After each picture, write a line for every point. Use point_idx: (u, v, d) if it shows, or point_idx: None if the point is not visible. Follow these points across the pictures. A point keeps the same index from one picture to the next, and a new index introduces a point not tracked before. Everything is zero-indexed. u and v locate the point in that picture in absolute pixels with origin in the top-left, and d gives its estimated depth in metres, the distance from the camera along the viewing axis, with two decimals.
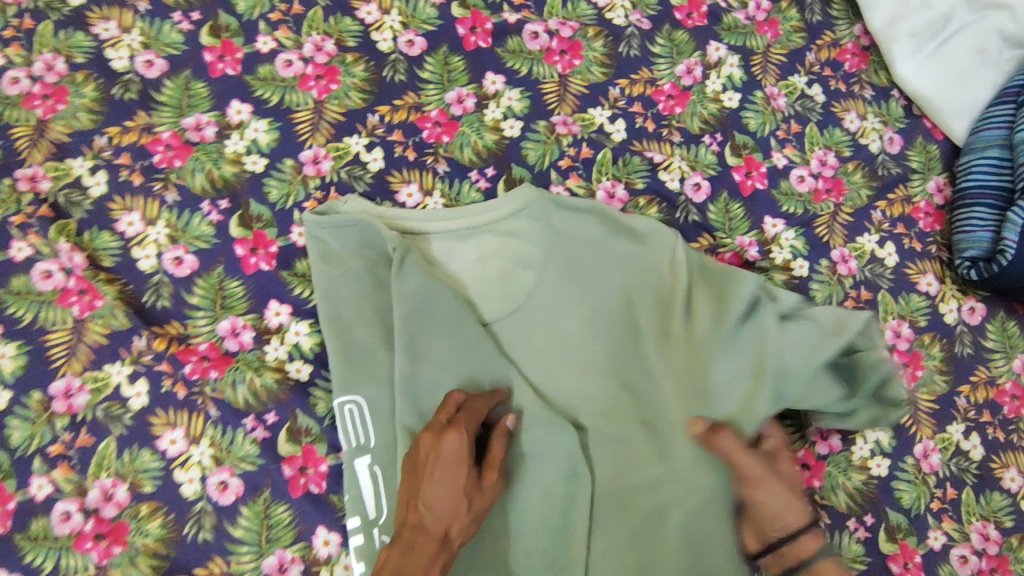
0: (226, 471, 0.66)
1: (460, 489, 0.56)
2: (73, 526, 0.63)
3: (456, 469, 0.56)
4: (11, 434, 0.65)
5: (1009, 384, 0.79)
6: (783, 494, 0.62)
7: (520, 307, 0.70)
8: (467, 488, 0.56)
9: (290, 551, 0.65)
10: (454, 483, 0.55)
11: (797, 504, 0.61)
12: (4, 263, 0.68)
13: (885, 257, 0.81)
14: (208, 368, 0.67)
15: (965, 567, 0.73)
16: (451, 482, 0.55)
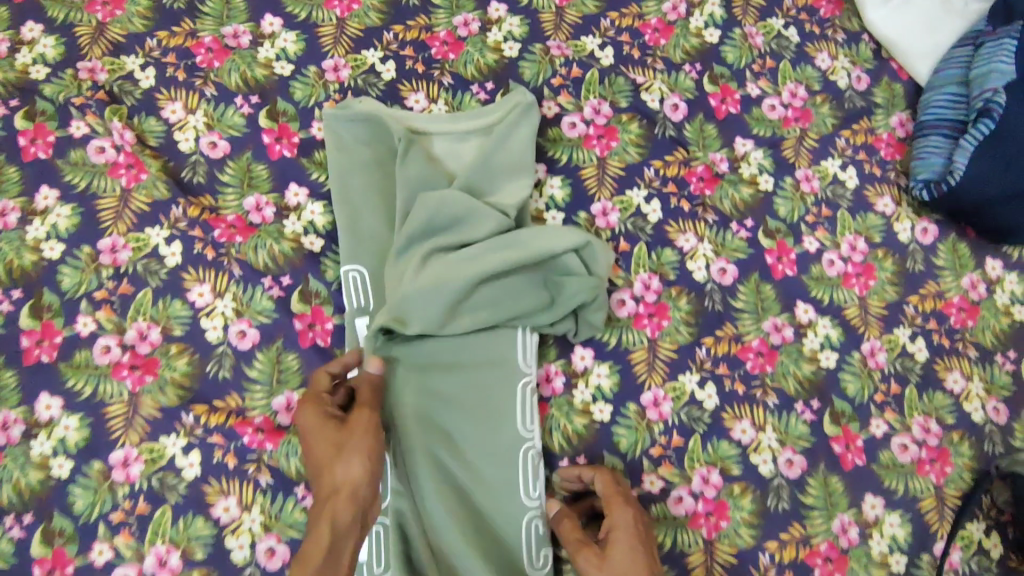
0: (245, 321, 0.75)
1: (326, 447, 0.61)
2: (112, 357, 0.73)
3: (316, 432, 0.63)
4: (63, 279, 0.75)
5: (957, 298, 0.87)
6: None
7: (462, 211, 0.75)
8: (335, 437, 0.62)
9: (297, 394, 0.74)
10: (316, 442, 0.62)
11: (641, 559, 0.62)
12: (65, 138, 0.79)
13: (846, 179, 0.89)
14: (234, 234, 0.77)
15: (905, 454, 0.80)
16: (316, 443, 0.62)
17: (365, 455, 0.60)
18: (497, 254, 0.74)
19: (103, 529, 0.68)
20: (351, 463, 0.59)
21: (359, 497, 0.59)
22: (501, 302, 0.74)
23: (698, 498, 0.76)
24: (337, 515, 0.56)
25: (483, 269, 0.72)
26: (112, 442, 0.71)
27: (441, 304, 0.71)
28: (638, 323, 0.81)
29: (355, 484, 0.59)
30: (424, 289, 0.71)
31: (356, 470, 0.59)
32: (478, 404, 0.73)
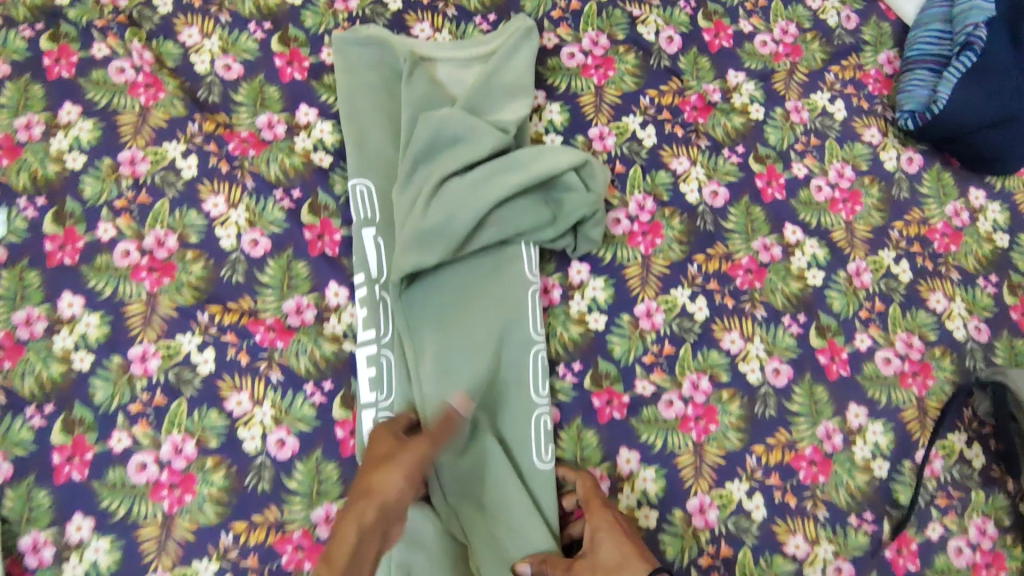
0: (257, 231, 0.79)
1: (381, 453, 0.65)
2: (131, 260, 0.77)
3: (380, 441, 0.67)
4: (85, 188, 0.78)
5: (940, 224, 0.90)
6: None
7: (463, 131, 0.77)
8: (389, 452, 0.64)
9: (306, 299, 0.78)
10: (378, 446, 0.66)
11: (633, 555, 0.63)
12: (87, 59, 0.83)
13: (835, 112, 0.92)
14: (248, 148, 0.81)
15: (888, 367, 0.83)
16: (376, 449, 0.66)
17: (408, 471, 0.61)
18: (499, 173, 0.76)
19: (122, 419, 0.73)
20: (392, 473, 0.61)
21: (389, 510, 0.59)
22: (505, 220, 0.77)
23: (688, 403, 0.79)
24: (362, 519, 0.57)
25: (488, 189, 0.75)
26: (131, 339, 0.75)
27: (447, 221, 0.74)
28: (632, 241, 0.84)
29: (387, 497, 0.59)
30: (433, 210, 0.75)
31: (394, 484, 0.60)
32: (485, 317, 0.77)
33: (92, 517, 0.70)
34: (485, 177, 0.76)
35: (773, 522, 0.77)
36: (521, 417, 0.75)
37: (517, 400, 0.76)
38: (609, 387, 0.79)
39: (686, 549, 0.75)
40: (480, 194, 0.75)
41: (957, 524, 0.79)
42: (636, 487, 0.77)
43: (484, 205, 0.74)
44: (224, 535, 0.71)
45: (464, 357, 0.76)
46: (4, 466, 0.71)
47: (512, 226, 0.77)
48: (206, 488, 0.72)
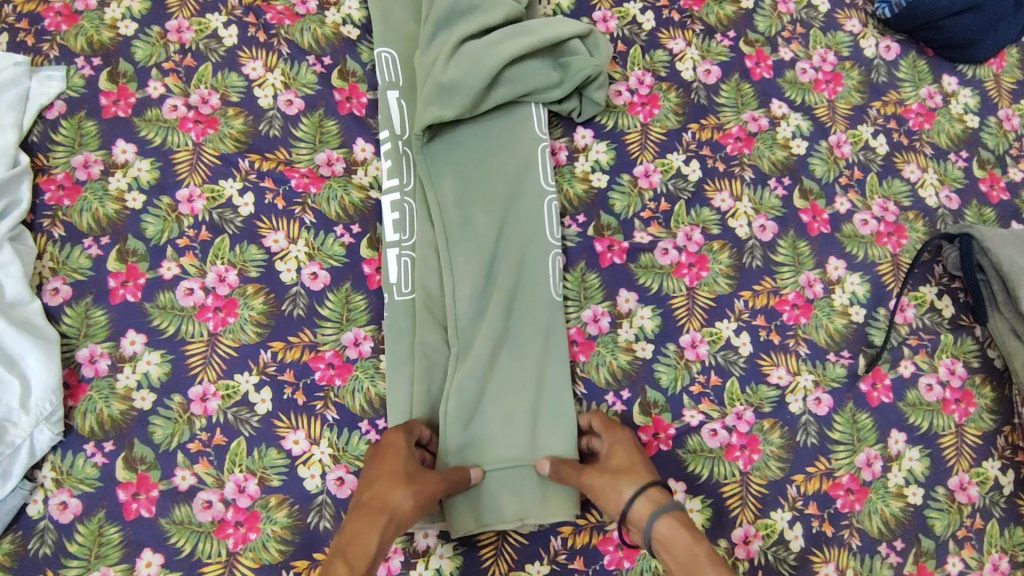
0: (292, 93, 0.87)
1: (401, 469, 0.68)
2: (179, 114, 0.85)
3: (396, 455, 0.69)
4: (136, 52, 0.87)
5: (915, 105, 0.98)
6: (604, 482, 0.70)
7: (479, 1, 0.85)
8: (409, 468, 0.68)
9: (336, 153, 0.86)
10: (394, 460, 0.69)
11: (639, 467, 0.71)
12: None
13: (819, 5, 1.01)
14: (284, 19, 0.89)
15: (866, 227, 0.90)
16: (392, 463, 0.69)
17: (422, 498, 0.67)
18: (513, 37, 0.84)
19: (171, 251, 0.80)
20: (411, 495, 0.66)
21: (403, 523, 0.65)
22: (518, 80, 0.85)
23: (682, 252, 0.87)
24: (385, 529, 0.63)
25: (501, 50, 0.83)
26: (178, 182, 0.82)
27: (465, 78, 0.82)
28: (632, 110, 0.92)
29: (401, 518, 0.65)
30: (453, 69, 0.83)
31: (407, 500, 0.65)
32: (501, 179, 0.84)
33: (144, 334, 0.77)
34: (500, 41, 0.84)
35: (758, 356, 0.83)
36: (538, 259, 0.82)
37: (536, 248, 0.83)
38: (610, 236, 0.86)
39: (679, 378, 0.82)
40: (496, 54, 0.83)
41: (927, 363, 0.86)
42: (634, 324, 0.84)
43: (498, 63, 0.82)
44: (263, 352, 0.78)
45: (482, 206, 0.83)
46: (64, 288, 0.78)
47: (525, 87, 0.85)
48: (247, 312, 0.79)
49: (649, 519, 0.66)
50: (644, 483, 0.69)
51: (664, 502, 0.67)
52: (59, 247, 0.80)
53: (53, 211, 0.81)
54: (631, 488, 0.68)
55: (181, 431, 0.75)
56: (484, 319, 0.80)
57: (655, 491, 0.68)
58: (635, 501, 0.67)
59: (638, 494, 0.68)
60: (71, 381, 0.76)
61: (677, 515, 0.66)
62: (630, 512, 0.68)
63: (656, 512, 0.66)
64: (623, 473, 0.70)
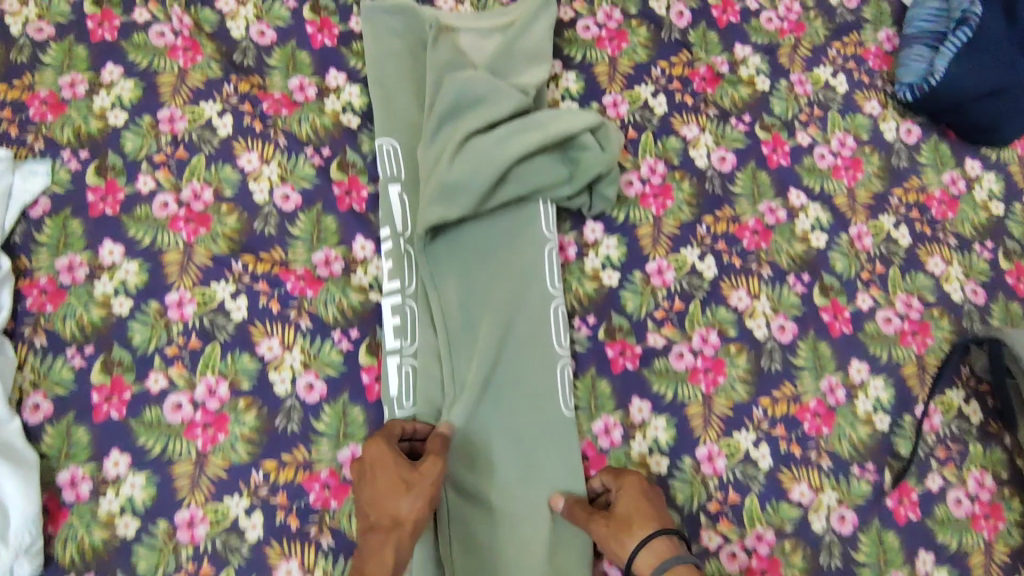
0: (289, 186, 0.83)
1: (395, 478, 0.66)
2: (169, 212, 0.80)
3: (385, 466, 0.67)
4: (126, 143, 0.83)
5: (938, 192, 0.94)
6: (608, 531, 0.69)
7: (484, 94, 0.82)
8: (405, 474, 0.66)
9: (334, 252, 0.82)
10: (386, 471, 0.67)
11: (646, 514, 0.69)
12: (128, 24, 0.87)
13: (837, 85, 0.97)
14: (281, 108, 0.85)
15: (889, 325, 0.87)
16: (384, 476, 0.66)
17: (428, 500, 0.65)
18: (519, 133, 0.80)
19: (158, 361, 0.76)
20: (416, 501, 0.65)
21: (418, 529, 0.65)
22: (524, 179, 0.81)
23: (698, 355, 0.82)
24: (401, 542, 0.63)
25: (506, 149, 0.79)
26: (168, 286, 0.78)
27: (468, 177, 0.78)
28: (644, 202, 0.88)
29: (415, 523, 0.64)
30: (457, 166, 0.79)
31: (416, 508, 0.64)
32: (507, 280, 0.81)
33: (129, 454, 0.73)
34: (505, 136, 0.80)
35: (779, 470, 0.79)
36: (546, 369, 0.79)
37: (543, 356, 0.79)
38: (622, 339, 0.82)
39: (695, 495, 0.78)
40: (501, 152, 0.79)
41: (955, 476, 0.82)
42: (647, 435, 0.79)
43: (502, 162, 0.79)
44: (255, 473, 0.73)
45: (487, 311, 0.80)
46: (45, 403, 0.74)
47: (532, 186, 0.81)
48: (238, 428, 0.75)
49: (653, 574, 0.65)
50: (649, 534, 0.67)
51: (670, 557, 0.65)
52: (41, 358, 0.75)
53: (36, 318, 0.77)
54: (635, 541, 0.67)
55: (167, 561, 0.70)
56: (489, 433, 0.77)
57: (661, 544, 0.66)
58: (639, 555, 0.66)
59: (641, 546, 0.67)
60: (51, 505, 0.71)
61: (685, 572, 0.64)
62: (634, 564, 0.67)
63: (658, 569, 0.65)
64: (629, 523, 0.68)
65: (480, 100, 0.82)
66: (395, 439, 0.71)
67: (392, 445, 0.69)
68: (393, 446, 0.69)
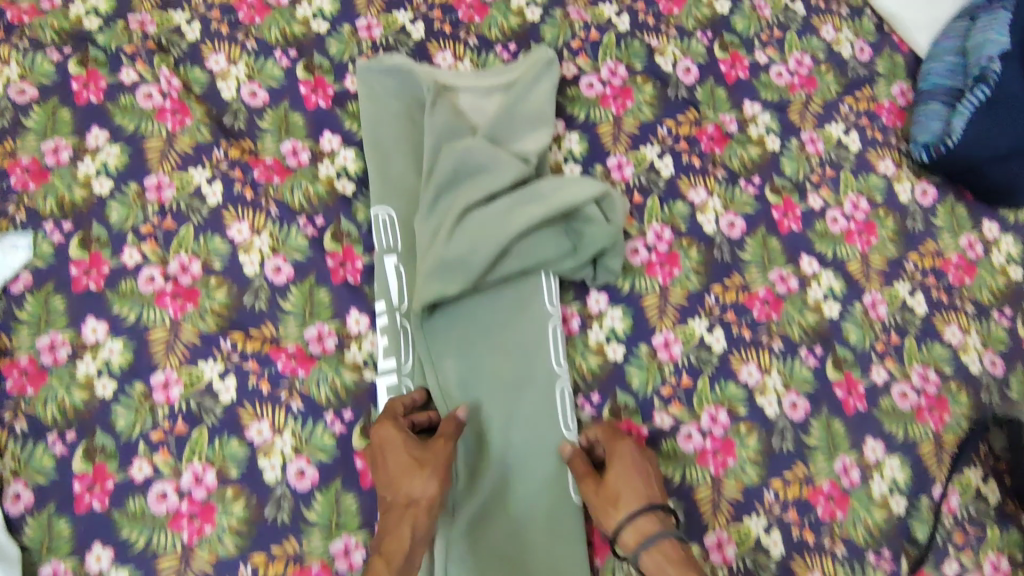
0: (280, 258, 0.80)
1: (406, 460, 0.67)
2: (155, 287, 0.77)
3: (395, 448, 0.68)
4: (111, 213, 0.79)
5: (955, 256, 0.90)
6: (596, 501, 0.68)
7: (484, 163, 0.79)
8: (417, 454, 0.67)
9: (327, 327, 0.78)
10: (396, 450, 0.68)
11: (634, 488, 0.67)
12: (115, 85, 0.84)
13: (850, 143, 0.93)
14: (272, 175, 0.82)
15: (905, 401, 0.83)
16: (395, 457, 0.67)
17: (441, 477, 0.66)
18: (520, 203, 0.77)
19: (143, 447, 0.73)
20: (428, 481, 0.65)
21: (434, 508, 0.65)
22: (526, 252, 0.78)
23: (707, 436, 0.79)
24: (417, 522, 0.63)
25: (508, 221, 0.76)
26: (154, 365, 0.75)
27: (468, 251, 0.75)
28: (649, 270, 0.84)
29: (432, 502, 0.65)
30: (457, 239, 0.76)
31: (428, 487, 0.65)
32: (509, 357, 0.78)
33: (112, 547, 0.70)
34: (506, 207, 0.77)
35: (791, 558, 0.76)
36: (550, 453, 0.75)
37: (547, 439, 0.76)
38: (627, 418, 0.79)
39: None
40: (502, 225, 0.76)
41: (974, 561, 0.78)
42: None
43: (504, 236, 0.75)
44: (243, 566, 0.70)
45: (488, 391, 0.77)
46: (27, 492, 0.71)
47: (535, 258, 0.78)
48: (226, 518, 0.71)
49: (634, 549, 0.64)
50: (634, 510, 0.66)
51: (649, 538, 0.64)
52: (21, 444, 0.72)
53: (15, 401, 0.74)
54: (620, 516, 0.66)
55: None
56: (491, 518, 0.73)
57: (644, 521, 0.65)
58: (622, 531, 0.65)
59: (625, 522, 0.65)
60: None
61: (666, 549, 0.63)
62: (618, 538, 0.66)
63: (638, 549, 0.64)
64: (616, 498, 0.67)
65: (480, 168, 0.79)
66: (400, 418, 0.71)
67: (399, 427, 0.70)
68: (403, 427, 0.70)
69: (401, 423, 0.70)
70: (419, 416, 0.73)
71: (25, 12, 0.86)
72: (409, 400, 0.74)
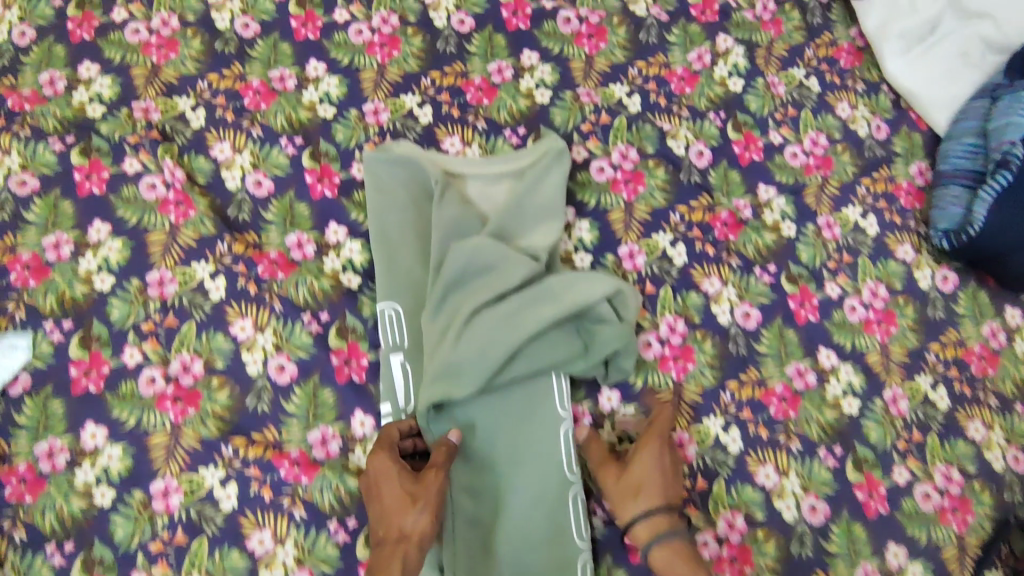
0: (284, 356, 0.78)
1: (400, 493, 0.67)
2: (156, 389, 0.76)
3: (389, 481, 0.68)
4: (112, 311, 0.78)
5: (977, 346, 0.88)
6: (616, 492, 0.72)
7: (493, 262, 0.77)
8: (410, 487, 0.67)
9: (331, 429, 0.76)
10: (390, 484, 0.68)
11: (655, 485, 0.71)
12: (118, 175, 0.82)
13: (867, 227, 0.91)
14: (277, 270, 0.80)
15: (927, 503, 0.80)
16: (389, 490, 0.67)
17: (433, 511, 0.66)
18: (531, 304, 0.75)
19: (141, 559, 0.71)
20: (422, 517, 0.65)
21: (424, 544, 0.65)
22: (535, 354, 0.75)
23: (723, 544, 0.76)
24: (408, 559, 0.63)
25: (517, 322, 0.74)
26: (154, 472, 0.73)
27: (475, 355, 0.73)
28: (663, 365, 0.82)
29: (423, 537, 0.65)
30: (464, 342, 0.74)
31: (422, 522, 0.65)
32: (520, 461, 0.75)
33: None
34: (515, 308, 0.75)
35: None
36: (562, 565, 0.72)
37: (559, 550, 0.73)
38: None
39: None
40: (510, 326, 0.74)
41: None
42: None
43: (512, 338, 0.73)
44: None
45: (497, 500, 0.74)
46: None
47: (544, 359, 0.75)
48: None
49: (648, 544, 0.69)
50: (653, 508, 0.70)
51: (664, 533, 0.69)
52: (17, 554, 0.70)
53: (14, 510, 0.72)
54: (638, 510, 0.70)
55: None
56: None
57: (662, 520, 0.70)
58: (638, 524, 0.70)
59: (642, 519, 0.70)
60: None
61: (677, 546, 0.69)
62: (631, 529, 0.71)
63: (653, 544, 0.69)
64: (637, 492, 0.71)
65: (489, 265, 0.77)
66: (393, 446, 0.71)
67: (393, 456, 0.70)
68: (397, 458, 0.70)
69: (395, 452, 0.70)
70: (407, 440, 0.74)
71: (27, 98, 0.85)
72: (404, 423, 0.74)
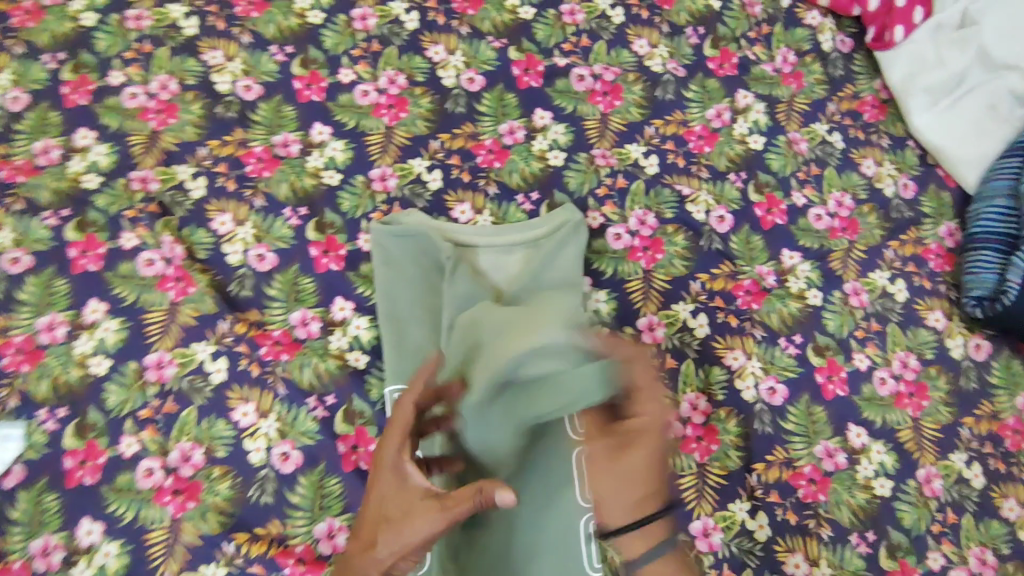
0: (288, 443, 0.74)
1: (387, 505, 0.56)
2: (154, 481, 0.72)
3: (386, 480, 0.57)
4: (108, 397, 0.74)
5: (1011, 419, 0.84)
6: (606, 487, 0.58)
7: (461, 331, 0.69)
8: (398, 508, 0.55)
9: (338, 520, 0.73)
10: (378, 494, 0.57)
11: (645, 484, 0.58)
12: (115, 251, 0.79)
13: (896, 292, 0.87)
14: (281, 352, 0.77)
15: None
16: (381, 490, 0.57)
17: (405, 553, 0.53)
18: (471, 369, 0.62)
19: None
20: (384, 550, 0.54)
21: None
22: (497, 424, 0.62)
23: None
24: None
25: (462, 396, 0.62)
26: (151, 571, 0.69)
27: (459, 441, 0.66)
28: (686, 447, 0.78)
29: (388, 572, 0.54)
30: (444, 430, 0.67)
31: (385, 559, 0.53)
32: (544, 556, 0.68)
33: None
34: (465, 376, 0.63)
35: None
36: None
37: None
38: None
39: None
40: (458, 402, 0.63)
41: None
42: None
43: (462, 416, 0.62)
44: None
45: None
46: None
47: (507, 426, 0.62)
48: None
49: (637, 561, 0.58)
50: (643, 518, 0.58)
51: (657, 548, 0.58)
52: None
53: None
54: (629, 520, 0.58)
55: None
56: None
57: (657, 529, 0.59)
58: (625, 536, 0.58)
59: (631, 530, 0.58)
60: None
61: (673, 556, 0.59)
62: (615, 540, 0.59)
63: (645, 559, 0.58)
64: (627, 500, 0.58)
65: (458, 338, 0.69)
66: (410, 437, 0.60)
67: (404, 454, 0.58)
68: (405, 461, 0.57)
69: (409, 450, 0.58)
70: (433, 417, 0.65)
71: (19, 169, 0.82)
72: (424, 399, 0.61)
